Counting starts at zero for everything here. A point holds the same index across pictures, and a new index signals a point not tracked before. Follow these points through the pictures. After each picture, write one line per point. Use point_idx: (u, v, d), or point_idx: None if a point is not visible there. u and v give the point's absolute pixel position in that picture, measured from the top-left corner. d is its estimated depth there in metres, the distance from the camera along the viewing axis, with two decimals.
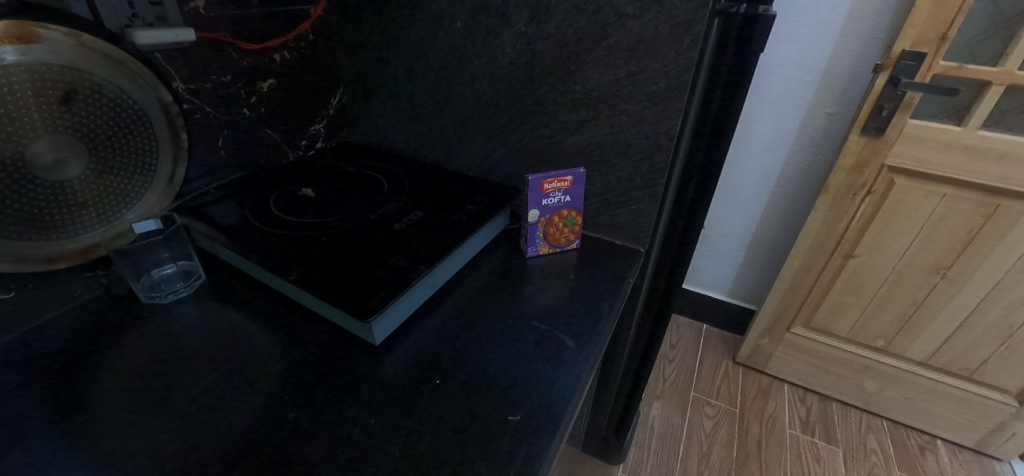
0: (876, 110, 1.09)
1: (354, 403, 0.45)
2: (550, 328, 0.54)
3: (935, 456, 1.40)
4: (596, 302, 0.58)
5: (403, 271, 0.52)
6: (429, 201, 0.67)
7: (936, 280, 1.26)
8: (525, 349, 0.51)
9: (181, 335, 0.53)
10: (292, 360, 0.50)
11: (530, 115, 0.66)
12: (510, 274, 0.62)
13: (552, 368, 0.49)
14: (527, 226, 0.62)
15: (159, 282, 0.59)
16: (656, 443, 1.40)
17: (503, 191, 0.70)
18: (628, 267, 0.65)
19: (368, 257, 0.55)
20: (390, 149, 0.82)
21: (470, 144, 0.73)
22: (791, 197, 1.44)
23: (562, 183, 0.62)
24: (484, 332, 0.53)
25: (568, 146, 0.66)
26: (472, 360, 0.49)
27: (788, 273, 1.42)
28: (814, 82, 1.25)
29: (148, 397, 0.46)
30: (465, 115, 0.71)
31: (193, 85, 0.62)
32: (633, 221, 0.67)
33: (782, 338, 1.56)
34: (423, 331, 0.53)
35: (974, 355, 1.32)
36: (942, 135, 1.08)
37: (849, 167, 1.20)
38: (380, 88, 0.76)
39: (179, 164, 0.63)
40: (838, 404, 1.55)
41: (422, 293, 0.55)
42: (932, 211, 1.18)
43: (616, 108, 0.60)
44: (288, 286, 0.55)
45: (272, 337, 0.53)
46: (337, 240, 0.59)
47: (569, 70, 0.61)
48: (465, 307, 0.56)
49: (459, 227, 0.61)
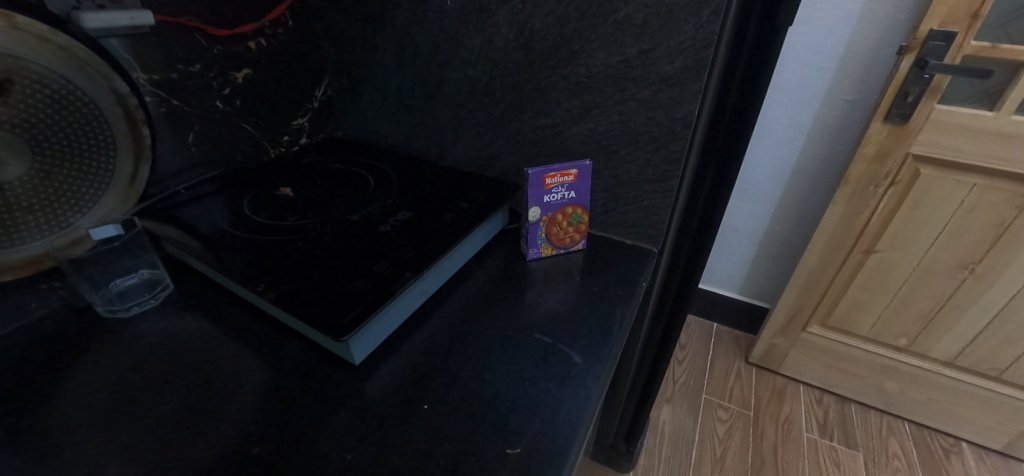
0: (901, 96, 1.02)
1: (331, 434, 0.39)
2: (554, 341, 0.48)
3: (961, 460, 1.34)
4: (606, 309, 0.52)
5: (385, 279, 0.46)
6: (418, 199, 0.61)
7: (964, 275, 1.19)
8: (525, 366, 0.45)
9: (143, 352, 0.48)
10: (263, 381, 0.45)
11: (530, 103, 0.60)
12: (509, 279, 0.56)
13: (556, 390, 0.42)
14: (527, 226, 0.56)
15: (121, 294, 0.53)
16: (666, 449, 1.34)
17: (501, 187, 0.64)
18: (640, 268, 0.59)
19: (347, 264, 0.49)
20: (380, 144, 0.76)
21: (465, 137, 0.67)
22: (807, 190, 1.37)
23: (565, 177, 0.56)
24: (480, 347, 0.47)
25: (572, 137, 0.60)
26: (465, 380, 0.43)
27: (804, 270, 1.36)
28: (831, 68, 1.18)
29: (97, 427, 0.41)
30: (459, 104, 0.65)
31: (156, 75, 0.57)
32: (644, 218, 0.61)
33: (797, 337, 1.49)
34: (411, 346, 0.47)
35: (1004, 355, 1.25)
36: (973, 121, 1.00)
37: (871, 157, 1.13)
38: (367, 79, 0.70)
39: (142, 161, 0.58)
40: (856, 405, 1.48)
41: (410, 303, 0.49)
42: (960, 203, 1.11)
43: (625, 93, 0.54)
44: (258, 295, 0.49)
45: (243, 355, 0.48)
46: (315, 245, 0.53)
47: (572, 51, 0.54)
48: (458, 318, 0.50)
49: (451, 227, 0.54)
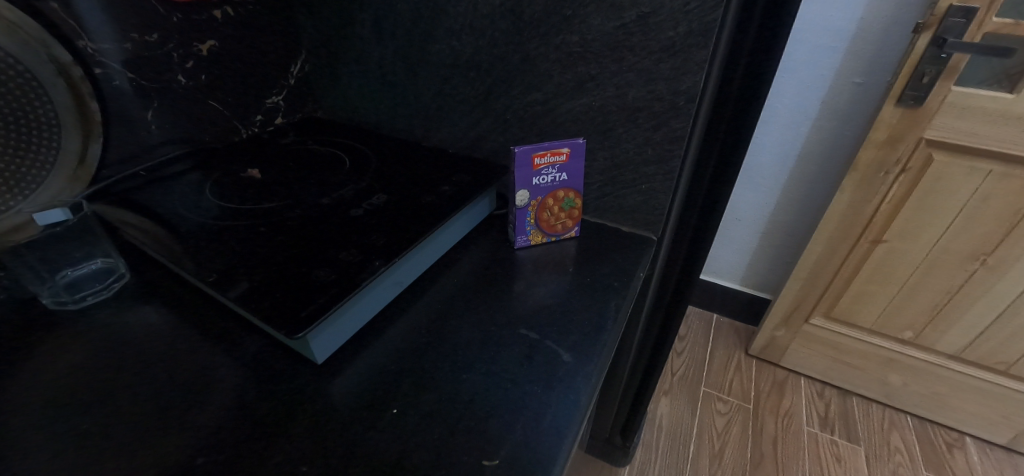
0: (916, 77, 0.96)
1: (286, 441, 0.35)
2: (540, 338, 0.43)
3: (964, 455, 1.31)
4: (600, 303, 0.48)
5: (352, 268, 0.42)
6: (397, 181, 0.56)
7: (975, 267, 1.14)
8: (507, 366, 0.40)
9: (90, 346, 0.44)
10: (216, 382, 0.40)
11: (519, 76, 0.55)
12: (496, 269, 0.52)
13: (542, 392, 0.38)
14: (515, 211, 0.52)
15: (74, 284, 0.49)
16: (664, 443, 1.31)
17: (488, 169, 0.59)
18: (638, 257, 0.54)
19: (312, 252, 0.44)
20: (361, 124, 0.71)
21: (450, 115, 0.62)
22: (813, 177, 1.32)
23: (556, 157, 0.51)
24: (458, 344, 0.42)
25: (564, 114, 0.55)
26: (440, 383, 0.39)
27: (808, 260, 1.31)
28: (841, 48, 1.12)
29: (28, 431, 0.37)
30: (443, 79, 0.60)
31: (107, 44, 0.52)
32: (642, 203, 0.56)
33: (799, 329, 1.45)
34: (382, 344, 0.42)
35: (1013, 348, 1.21)
36: (991, 104, 0.95)
37: (882, 142, 1.08)
38: (345, 52, 0.65)
39: (92, 140, 0.54)
40: (858, 399, 1.45)
41: (383, 296, 0.44)
42: (974, 191, 1.06)
43: (623, 63, 0.49)
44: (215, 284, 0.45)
45: (197, 351, 0.43)
46: (280, 231, 0.48)
47: (565, 17, 0.49)
48: (437, 311, 0.46)
49: (431, 212, 0.50)
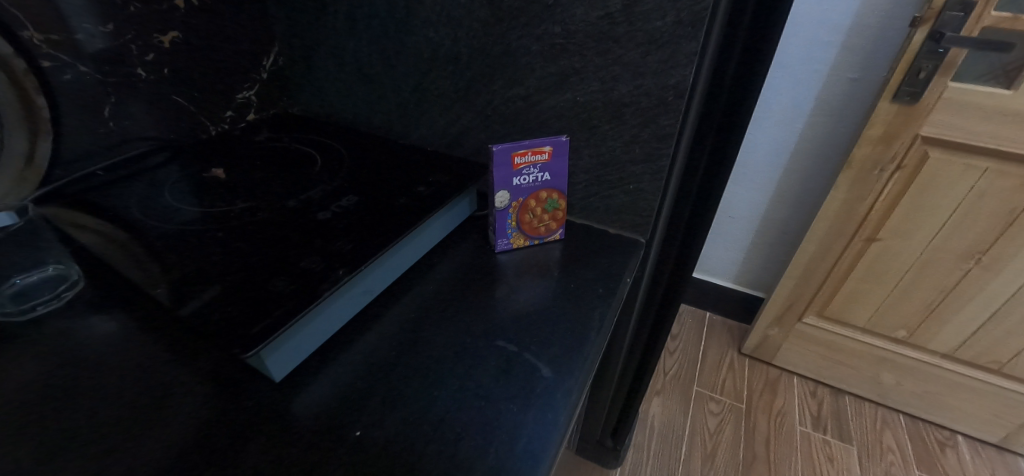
0: (913, 72, 0.94)
1: (238, 467, 0.32)
2: (519, 350, 0.40)
3: (956, 454, 1.30)
4: (582, 311, 0.45)
5: (314, 278, 0.39)
6: (370, 182, 0.53)
7: (969, 265, 1.13)
8: (482, 382, 0.37)
9: (32, 357, 0.40)
10: (164, 399, 0.37)
11: (500, 70, 0.52)
12: (475, 274, 0.49)
13: (518, 411, 0.35)
14: (495, 214, 0.49)
15: (25, 292, 0.45)
16: (656, 445, 1.29)
17: (468, 168, 0.56)
18: (626, 262, 0.51)
19: (274, 260, 0.41)
20: (337, 120, 0.68)
21: (429, 111, 0.59)
22: (806, 174, 1.30)
23: (538, 156, 0.48)
24: (431, 358, 0.39)
25: (547, 110, 0.52)
26: (409, 401, 0.36)
27: (801, 258, 1.29)
28: (836, 43, 1.10)
29: None
30: (421, 73, 0.57)
31: (55, 36, 0.48)
32: (630, 204, 0.54)
33: (792, 328, 1.43)
34: (349, 358, 0.39)
35: (1007, 347, 1.20)
36: (989, 101, 0.93)
37: (877, 138, 1.05)
38: (319, 45, 0.62)
39: (40, 139, 0.50)
40: (850, 397, 1.44)
41: (351, 306, 0.41)
42: (970, 189, 1.04)
43: (608, 55, 0.46)
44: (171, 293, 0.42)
45: (146, 363, 0.40)
46: (242, 236, 0.45)
47: (547, 6, 0.46)
48: (410, 321, 0.43)
49: (404, 215, 0.47)
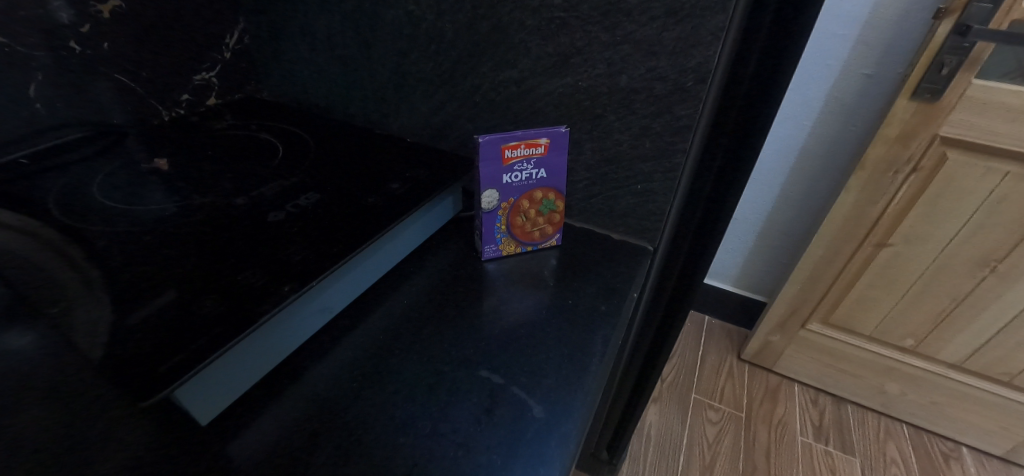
0: (935, 68, 0.88)
1: None
2: (505, 383, 0.33)
3: (961, 467, 1.26)
4: (582, 333, 0.38)
5: (258, 293, 0.32)
6: (337, 176, 0.46)
7: (984, 273, 1.07)
8: (460, 425, 0.30)
9: None
10: (49, 439, 0.29)
11: (490, 49, 0.45)
12: (458, 285, 0.42)
13: (503, 465, 0.28)
14: (481, 216, 0.42)
15: None
16: (652, 456, 1.23)
17: (452, 161, 0.49)
18: (633, 272, 0.45)
19: (210, 272, 0.34)
20: (309, 106, 0.60)
21: (410, 96, 0.52)
22: (814, 175, 1.24)
23: (531, 149, 0.41)
24: (399, 392, 0.32)
25: (544, 97, 0.45)
26: (367, 453, 0.29)
27: (807, 262, 1.23)
28: (850, 37, 1.03)
29: None
30: (399, 53, 0.49)
31: None
32: (637, 207, 0.47)
33: (795, 335, 1.38)
34: (298, 393, 0.32)
35: (1019, 358, 1.15)
36: (1015, 100, 0.87)
37: (893, 138, 0.99)
38: (287, 21, 0.55)
39: None
40: (852, 406, 1.39)
41: (304, 326, 0.34)
42: (989, 193, 0.99)
43: (616, 31, 0.39)
44: (73, 307, 0.34)
45: (35, 391, 0.31)
46: (180, 240, 0.38)
47: None
48: (377, 345, 0.36)
49: (374, 216, 0.40)
